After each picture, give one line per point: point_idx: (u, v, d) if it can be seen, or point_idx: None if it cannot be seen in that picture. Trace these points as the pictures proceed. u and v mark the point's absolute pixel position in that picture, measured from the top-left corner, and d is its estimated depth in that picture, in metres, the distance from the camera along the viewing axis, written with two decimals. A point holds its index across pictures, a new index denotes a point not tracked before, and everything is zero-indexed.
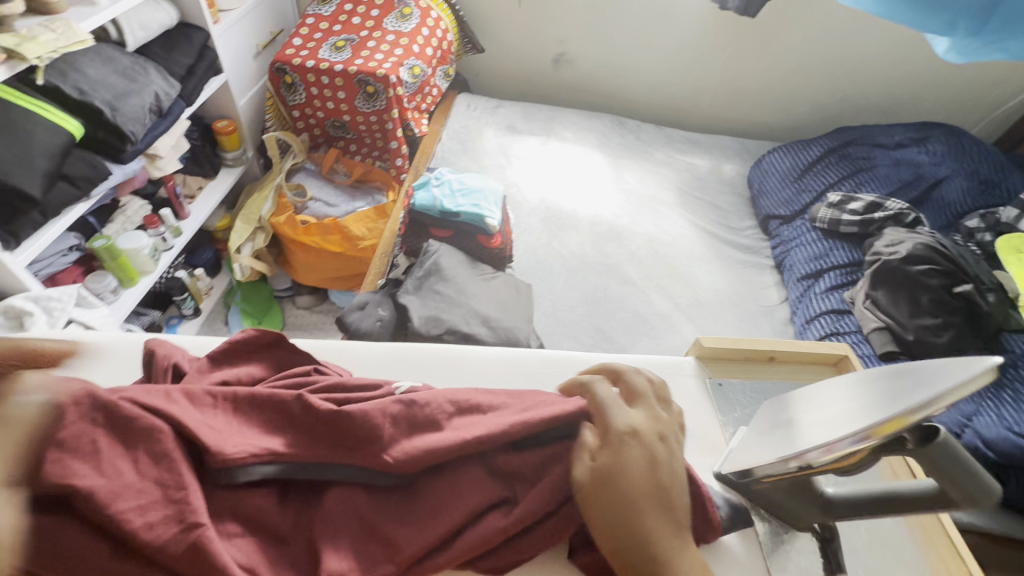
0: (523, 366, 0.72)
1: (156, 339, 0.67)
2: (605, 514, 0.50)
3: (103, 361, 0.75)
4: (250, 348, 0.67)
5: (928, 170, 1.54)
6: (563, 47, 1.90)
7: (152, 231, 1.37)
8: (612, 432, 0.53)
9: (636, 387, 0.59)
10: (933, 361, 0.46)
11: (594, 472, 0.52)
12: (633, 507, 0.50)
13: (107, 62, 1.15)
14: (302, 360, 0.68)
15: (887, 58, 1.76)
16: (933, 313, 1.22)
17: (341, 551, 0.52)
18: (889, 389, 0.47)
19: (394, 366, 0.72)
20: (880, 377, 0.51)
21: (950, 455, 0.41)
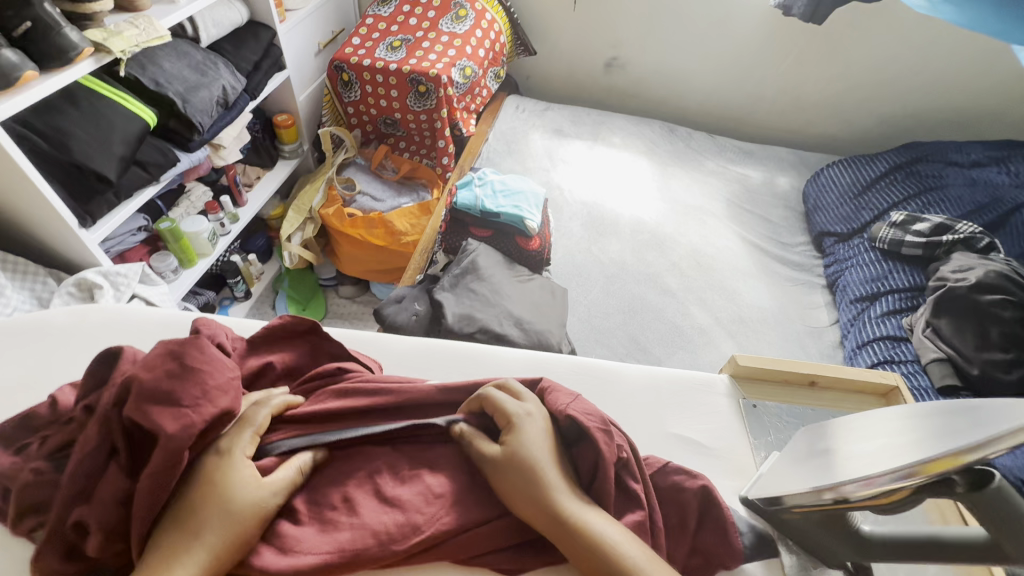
0: (548, 370, 0.71)
1: (202, 317, 0.69)
2: (517, 491, 0.53)
3: (157, 335, 0.80)
4: (288, 334, 0.69)
5: (1007, 192, 1.42)
6: (616, 52, 1.88)
7: (212, 216, 1.46)
8: (507, 421, 0.57)
9: (518, 384, 0.62)
10: (998, 401, 0.42)
11: (498, 474, 0.54)
12: (539, 477, 0.53)
13: (182, 56, 1.23)
14: (333, 351, 0.70)
15: (969, 70, 1.63)
16: (1003, 348, 1.12)
17: (353, 529, 0.54)
18: (945, 426, 0.43)
19: (423, 361, 0.73)
20: (931, 414, 0.47)
21: (1001, 505, 0.39)
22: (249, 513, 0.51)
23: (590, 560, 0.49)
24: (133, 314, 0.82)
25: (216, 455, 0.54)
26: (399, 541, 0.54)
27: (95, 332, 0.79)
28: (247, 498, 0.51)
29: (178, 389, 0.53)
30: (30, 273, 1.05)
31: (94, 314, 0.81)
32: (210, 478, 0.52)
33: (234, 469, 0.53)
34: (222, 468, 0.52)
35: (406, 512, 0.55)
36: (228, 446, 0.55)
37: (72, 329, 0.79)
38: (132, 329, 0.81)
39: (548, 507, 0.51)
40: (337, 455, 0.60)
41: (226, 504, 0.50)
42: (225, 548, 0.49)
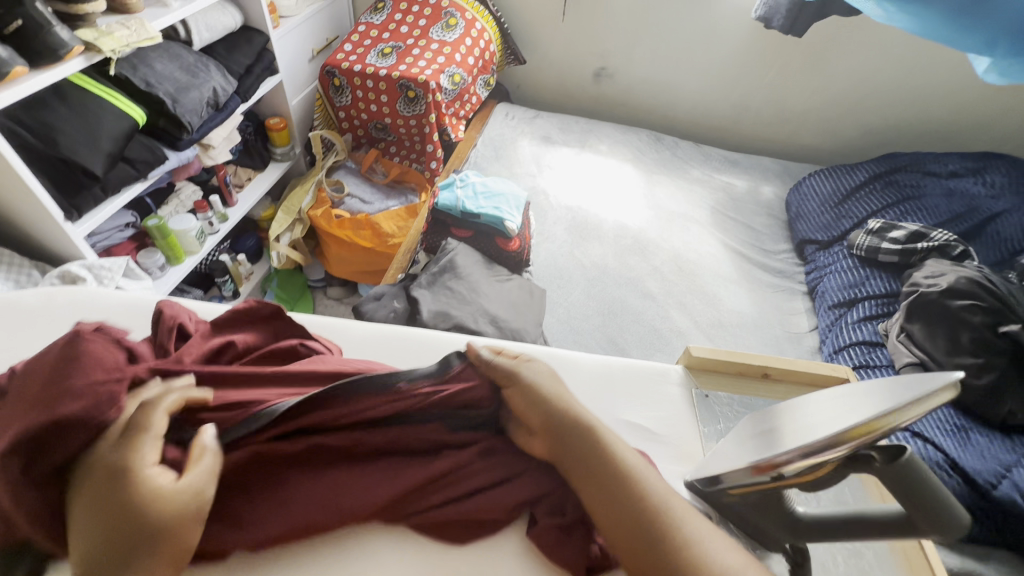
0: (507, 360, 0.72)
1: (166, 301, 0.71)
2: (533, 403, 0.62)
3: (126, 320, 0.81)
4: (251, 316, 0.71)
5: (983, 203, 1.44)
6: (605, 62, 1.92)
7: (201, 215, 1.48)
8: (518, 358, 0.68)
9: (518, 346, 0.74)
10: (905, 376, 0.46)
11: (517, 390, 0.63)
12: (553, 396, 0.62)
13: (173, 58, 1.26)
14: (294, 333, 0.72)
15: (949, 83, 1.66)
16: (973, 353, 1.12)
17: (316, 497, 0.57)
18: (880, 393, 0.46)
19: (387, 350, 0.75)
20: (851, 391, 0.51)
21: (915, 477, 0.40)
22: (175, 526, 0.49)
23: (601, 472, 0.55)
24: (106, 298, 0.84)
25: (114, 474, 0.48)
26: (357, 510, 0.58)
27: (66, 315, 0.81)
28: (171, 514, 0.49)
29: (44, 390, 0.53)
30: (15, 265, 1.07)
31: (65, 298, 0.83)
32: (115, 497, 0.47)
33: (145, 486, 0.48)
34: (135, 488, 0.48)
35: (363, 489, 0.58)
36: (129, 465, 0.49)
37: (44, 312, 0.81)
38: (102, 314, 0.82)
39: (558, 414, 0.60)
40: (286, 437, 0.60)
41: (150, 522, 0.47)
42: (161, 563, 0.47)
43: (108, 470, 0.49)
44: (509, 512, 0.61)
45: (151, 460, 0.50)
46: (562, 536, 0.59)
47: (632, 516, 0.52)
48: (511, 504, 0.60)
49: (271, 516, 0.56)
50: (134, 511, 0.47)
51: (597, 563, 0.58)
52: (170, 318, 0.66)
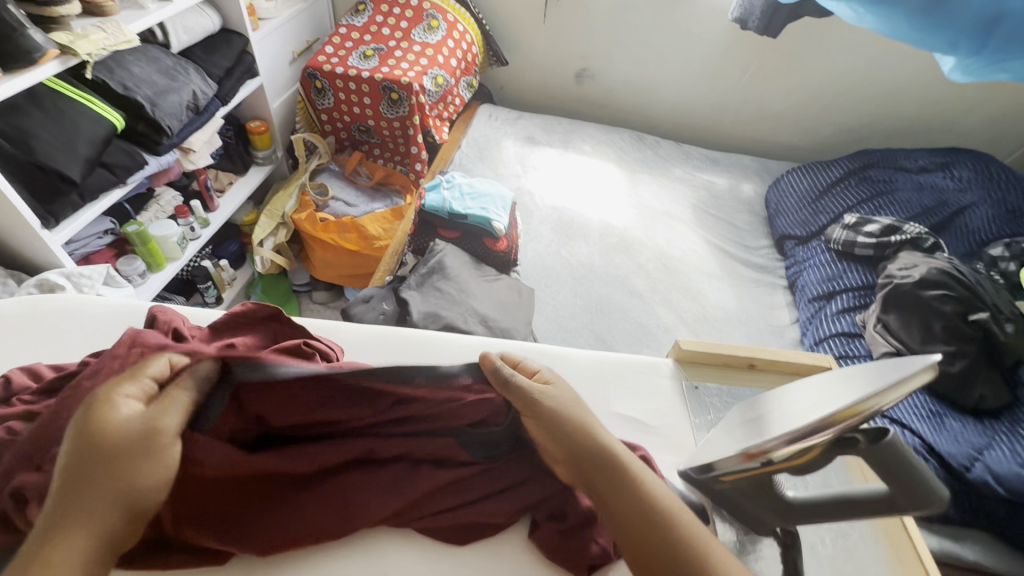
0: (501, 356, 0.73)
1: (156, 305, 0.69)
2: (551, 422, 0.59)
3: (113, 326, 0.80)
4: (248, 320, 0.70)
5: (952, 196, 1.49)
6: (586, 63, 1.94)
7: (182, 220, 1.47)
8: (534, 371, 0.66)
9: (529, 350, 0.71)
10: (888, 359, 0.48)
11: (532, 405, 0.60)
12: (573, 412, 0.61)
13: (151, 61, 1.24)
14: (294, 335, 0.71)
15: (917, 81, 1.72)
16: (945, 341, 1.16)
17: (319, 505, 0.58)
18: (867, 377, 0.47)
19: (380, 352, 0.76)
20: (836, 376, 0.52)
21: (897, 455, 0.43)
22: (131, 453, 0.47)
23: (610, 489, 0.55)
24: (91, 303, 0.83)
25: (91, 405, 0.49)
26: (363, 518, 0.58)
27: (50, 323, 0.79)
28: (128, 442, 0.47)
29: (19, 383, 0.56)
30: None
31: (47, 305, 0.81)
32: (82, 429, 0.47)
33: (109, 420, 0.48)
34: (96, 416, 0.47)
35: (370, 497, 0.59)
36: (105, 395, 0.49)
37: (27, 320, 0.79)
38: (87, 321, 0.81)
39: (575, 432, 0.59)
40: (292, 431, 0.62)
41: (109, 448, 0.47)
42: (111, 505, 0.46)
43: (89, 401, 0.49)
44: (511, 516, 0.62)
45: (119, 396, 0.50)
46: (563, 540, 0.60)
47: (648, 527, 0.52)
48: (512, 509, 0.61)
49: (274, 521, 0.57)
50: (92, 447, 0.46)
51: (599, 562, 0.59)
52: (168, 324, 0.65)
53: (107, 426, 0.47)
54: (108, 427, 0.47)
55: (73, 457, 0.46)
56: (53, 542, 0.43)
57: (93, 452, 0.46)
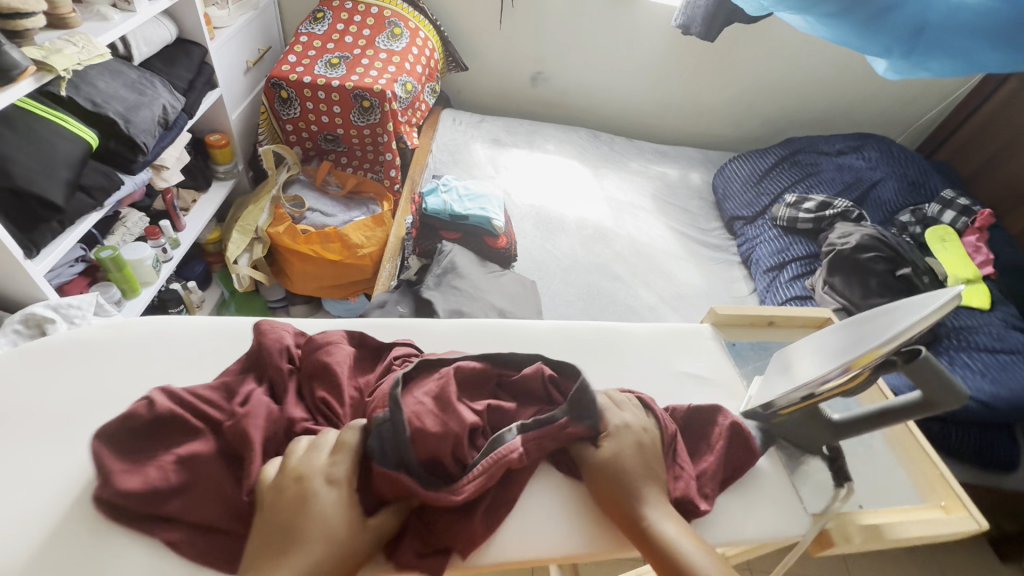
0: (574, 335, 0.83)
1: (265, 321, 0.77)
2: (611, 488, 0.63)
3: None
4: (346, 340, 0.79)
5: (865, 174, 1.76)
6: (540, 67, 2.04)
7: (152, 242, 1.38)
8: (610, 426, 0.67)
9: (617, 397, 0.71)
10: (912, 296, 0.61)
11: (592, 468, 0.65)
12: (635, 484, 0.63)
13: (116, 75, 1.17)
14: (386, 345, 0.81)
15: (824, 77, 2.00)
16: (881, 294, 1.39)
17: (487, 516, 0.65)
18: (871, 326, 0.62)
19: (462, 343, 0.83)
20: (843, 326, 0.69)
21: (930, 368, 0.55)
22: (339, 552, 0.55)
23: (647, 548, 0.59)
24: (170, 326, 0.85)
25: (331, 484, 0.59)
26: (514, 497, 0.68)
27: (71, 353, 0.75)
28: (339, 545, 0.56)
29: (162, 430, 0.64)
30: None
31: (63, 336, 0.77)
32: (307, 503, 0.57)
33: (324, 504, 0.57)
34: (314, 505, 0.57)
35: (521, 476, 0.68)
36: (334, 475, 0.60)
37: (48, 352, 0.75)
38: None
39: (633, 505, 0.62)
40: (443, 420, 0.63)
41: (315, 570, 0.53)
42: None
43: (312, 477, 0.59)
44: None
45: (331, 486, 0.59)
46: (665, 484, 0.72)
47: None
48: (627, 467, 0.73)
49: (472, 526, 0.63)
50: (321, 533, 0.55)
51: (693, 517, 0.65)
52: (280, 356, 0.71)
53: (342, 512, 0.58)
54: (342, 514, 0.58)
55: (299, 522, 0.55)
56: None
57: (319, 536, 0.55)
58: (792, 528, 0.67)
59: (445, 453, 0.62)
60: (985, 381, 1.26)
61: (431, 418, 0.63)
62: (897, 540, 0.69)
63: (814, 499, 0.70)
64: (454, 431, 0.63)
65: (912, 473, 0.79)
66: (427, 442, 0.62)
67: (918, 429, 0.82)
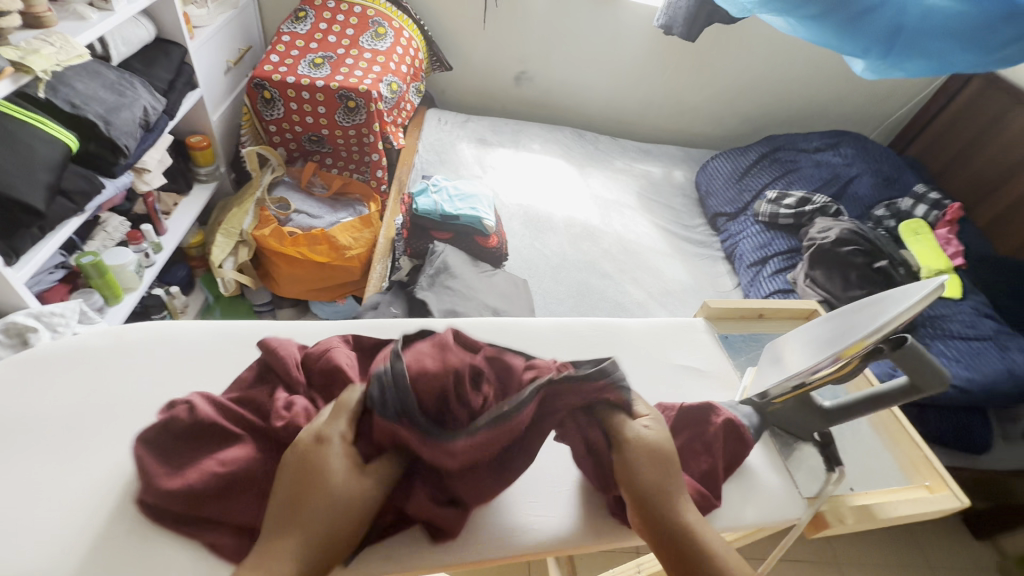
0: (573, 331, 0.84)
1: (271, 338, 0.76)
2: (651, 476, 0.64)
3: None
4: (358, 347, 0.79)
5: (842, 170, 1.82)
6: (524, 66, 2.05)
7: (134, 246, 1.37)
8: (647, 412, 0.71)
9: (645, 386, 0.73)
10: (898, 287, 0.63)
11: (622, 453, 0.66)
12: (673, 475, 0.65)
13: (94, 76, 1.13)
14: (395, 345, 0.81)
15: (800, 76, 2.06)
16: (860, 285, 1.44)
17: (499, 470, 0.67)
18: (857, 317, 0.65)
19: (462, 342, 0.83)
20: (829, 319, 0.71)
21: (915, 355, 0.58)
22: (343, 505, 0.58)
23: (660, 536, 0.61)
24: (170, 329, 0.84)
25: (316, 442, 0.61)
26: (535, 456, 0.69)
27: None
28: (345, 500, 0.59)
29: (198, 433, 0.67)
30: None
31: None
32: (311, 461, 0.59)
33: (327, 462, 0.60)
34: (319, 464, 0.59)
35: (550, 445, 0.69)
36: (325, 433, 0.62)
37: None
38: None
39: (670, 495, 0.63)
40: (444, 360, 0.64)
41: (324, 525, 0.57)
42: (323, 535, 0.57)
43: (307, 440, 0.61)
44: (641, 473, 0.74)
45: (344, 448, 0.61)
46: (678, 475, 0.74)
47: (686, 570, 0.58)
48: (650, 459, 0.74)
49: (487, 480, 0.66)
50: (325, 489, 0.58)
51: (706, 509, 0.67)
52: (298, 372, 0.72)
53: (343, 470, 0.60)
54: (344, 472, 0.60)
55: (305, 482, 0.58)
56: (274, 537, 0.56)
57: (324, 492, 0.58)
58: (789, 512, 0.70)
59: (448, 390, 0.62)
60: (959, 367, 1.31)
61: (432, 359, 0.64)
62: (888, 519, 0.72)
63: (808, 483, 0.73)
64: (453, 368, 0.64)
65: (898, 456, 0.82)
66: (430, 382, 0.62)
67: (902, 413, 0.85)
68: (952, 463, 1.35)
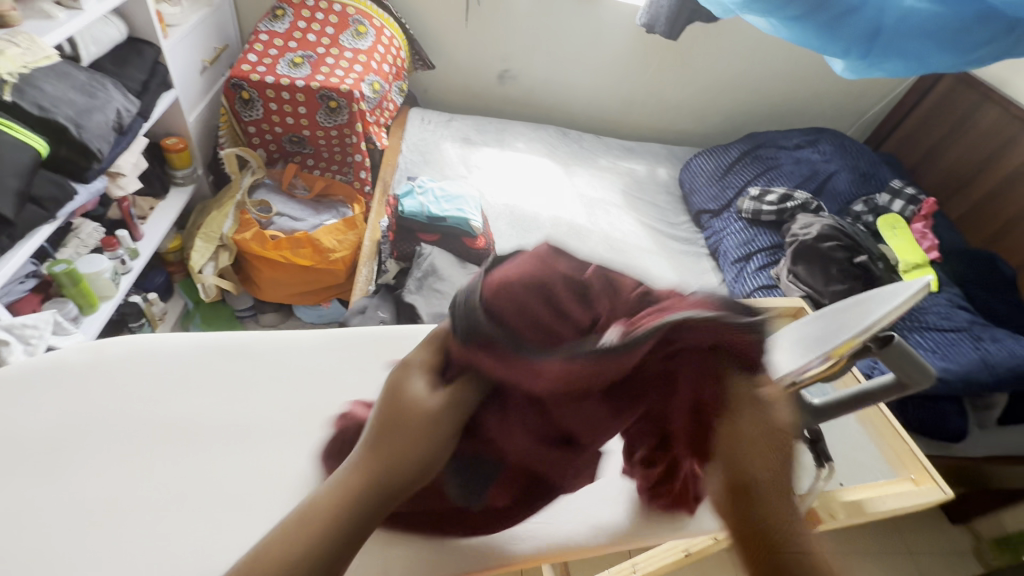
0: None
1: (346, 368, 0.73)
2: (761, 463, 0.50)
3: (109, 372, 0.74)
4: None
5: (821, 166, 1.85)
6: (507, 65, 2.04)
7: (110, 253, 1.32)
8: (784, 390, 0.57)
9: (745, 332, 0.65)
10: (888, 285, 0.64)
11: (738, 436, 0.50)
12: (782, 460, 0.52)
13: (63, 77, 1.09)
14: None
15: (778, 74, 2.09)
16: (841, 280, 1.47)
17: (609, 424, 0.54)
18: (844, 318, 0.65)
19: None
20: (819, 316, 0.72)
21: (904, 354, 0.59)
22: (412, 433, 0.52)
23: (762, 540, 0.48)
24: (156, 342, 0.78)
25: (404, 366, 0.57)
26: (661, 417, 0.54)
27: (33, 378, 0.71)
28: (423, 427, 0.52)
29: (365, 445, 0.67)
30: None
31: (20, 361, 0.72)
32: (395, 383, 0.55)
33: (411, 385, 0.54)
34: (400, 385, 0.55)
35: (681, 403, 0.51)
36: (411, 359, 0.58)
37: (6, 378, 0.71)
38: (75, 369, 0.73)
39: (773, 485, 0.50)
40: (543, 272, 0.49)
41: (390, 457, 0.51)
42: (388, 463, 0.51)
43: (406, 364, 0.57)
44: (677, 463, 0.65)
45: (424, 375, 0.55)
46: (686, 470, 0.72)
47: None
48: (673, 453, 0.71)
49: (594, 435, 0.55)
50: (400, 409, 0.53)
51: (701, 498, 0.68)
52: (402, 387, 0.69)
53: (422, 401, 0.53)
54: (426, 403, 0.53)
55: (386, 404, 0.54)
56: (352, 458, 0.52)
57: (403, 415, 0.52)
58: None
59: (537, 319, 0.47)
60: (937, 358, 1.35)
61: (531, 270, 0.49)
62: (877, 513, 0.74)
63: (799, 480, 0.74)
64: (539, 279, 0.48)
65: (883, 447, 0.85)
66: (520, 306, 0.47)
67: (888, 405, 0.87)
68: (931, 451, 1.39)
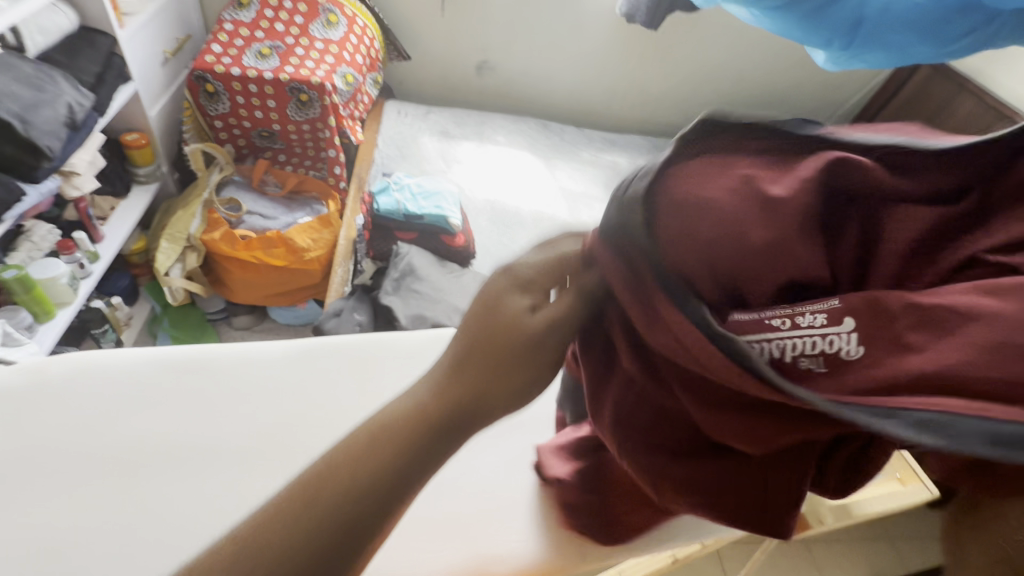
0: None
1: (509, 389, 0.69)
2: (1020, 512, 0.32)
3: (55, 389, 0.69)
4: None
5: None
6: (485, 56, 1.99)
7: (67, 256, 1.24)
8: None
9: None
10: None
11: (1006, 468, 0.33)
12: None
13: (5, 69, 1.02)
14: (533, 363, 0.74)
15: (758, 64, 2.09)
16: None
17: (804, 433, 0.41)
18: None
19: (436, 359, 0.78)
20: None
21: None
22: (509, 356, 0.43)
23: None
24: (103, 357, 0.72)
25: (510, 277, 0.46)
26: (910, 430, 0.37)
27: None
28: (522, 350, 0.43)
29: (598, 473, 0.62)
30: None
31: None
32: (493, 297, 0.45)
33: (512, 301, 0.45)
34: (500, 298, 0.45)
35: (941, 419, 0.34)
36: (516, 270, 0.46)
37: None
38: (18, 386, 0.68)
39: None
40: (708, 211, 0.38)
41: (477, 386, 0.43)
42: (473, 388, 0.43)
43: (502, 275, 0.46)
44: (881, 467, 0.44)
45: (534, 297, 0.46)
46: None
47: None
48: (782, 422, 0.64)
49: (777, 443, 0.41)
50: (494, 330, 0.44)
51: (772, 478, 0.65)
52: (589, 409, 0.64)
53: (526, 326, 0.44)
54: (531, 329, 0.44)
55: (477, 321, 0.45)
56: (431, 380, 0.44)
57: (494, 337, 0.44)
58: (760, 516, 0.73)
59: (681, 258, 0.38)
60: None
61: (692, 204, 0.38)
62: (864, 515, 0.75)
63: None
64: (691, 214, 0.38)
65: None
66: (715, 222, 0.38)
67: None
68: None
